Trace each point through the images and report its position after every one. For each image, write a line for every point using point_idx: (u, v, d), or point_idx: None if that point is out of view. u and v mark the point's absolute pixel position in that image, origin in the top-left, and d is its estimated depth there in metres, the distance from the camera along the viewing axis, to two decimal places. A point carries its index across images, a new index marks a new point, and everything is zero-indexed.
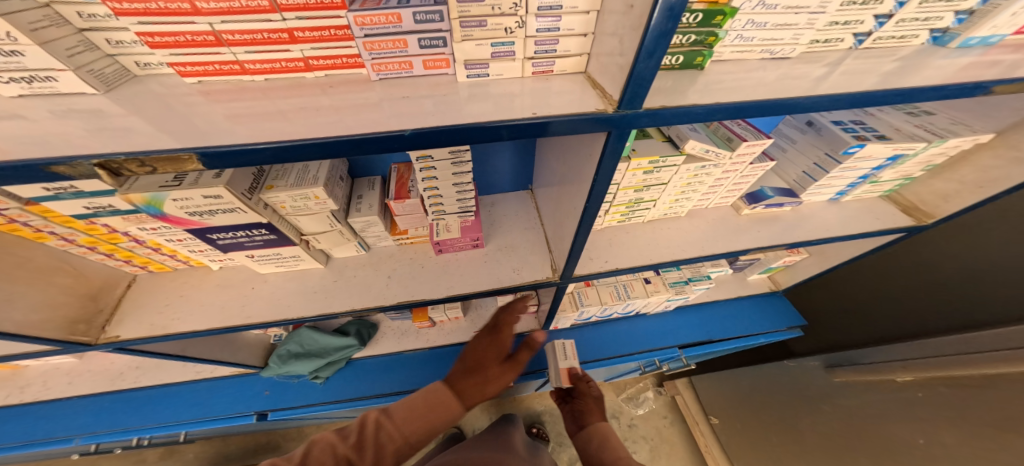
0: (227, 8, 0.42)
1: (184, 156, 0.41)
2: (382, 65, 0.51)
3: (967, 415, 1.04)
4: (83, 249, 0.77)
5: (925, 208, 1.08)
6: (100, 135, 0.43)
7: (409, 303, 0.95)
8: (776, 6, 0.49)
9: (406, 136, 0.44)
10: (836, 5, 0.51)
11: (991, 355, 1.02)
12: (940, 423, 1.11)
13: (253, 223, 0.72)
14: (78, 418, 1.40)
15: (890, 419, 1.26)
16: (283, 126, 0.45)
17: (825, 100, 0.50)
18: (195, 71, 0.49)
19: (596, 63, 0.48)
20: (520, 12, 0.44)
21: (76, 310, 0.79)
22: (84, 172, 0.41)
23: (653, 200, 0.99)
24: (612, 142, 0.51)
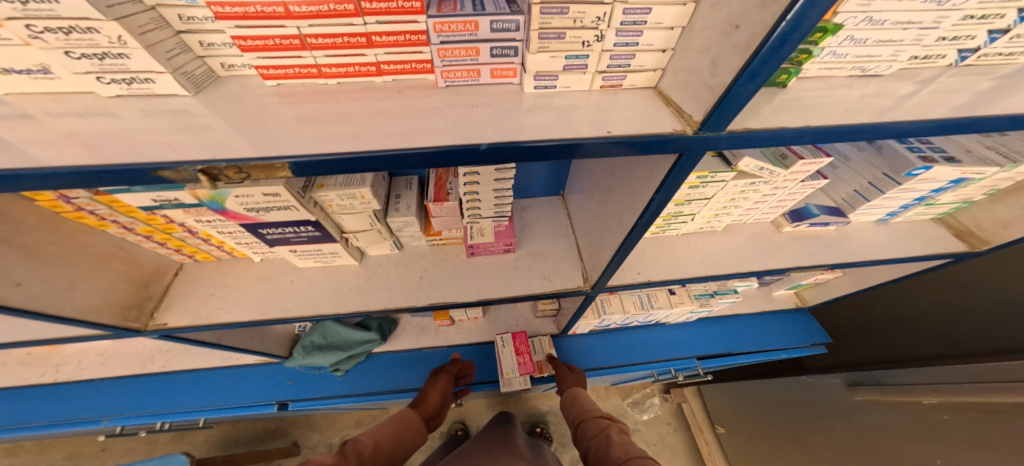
0: (318, 11, 0.42)
1: (276, 164, 0.41)
2: (450, 72, 0.51)
3: (987, 441, 1.07)
4: (140, 237, 0.80)
5: (981, 235, 1.04)
6: (188, 136, 0.44)
7: (442, 305, 0.96)
8: (884, 20, 0.46)
9: (482, 150, 0.44)
10: (954, 19, 0.47)
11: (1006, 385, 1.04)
12: (958, 446, 1.14)
13: (301, 220, 0.74)
14: (110, 398, 1.46)
15: (911, 439, 1.28)
16: (362, 132, 0.46)
17: (918, 126, 0.48)
18: (276, 74, 0.49)
19: (672, 80, 0.48)
20: (601, 26, 0.44)
21: (129, 296, 0.82)
22: (186, 177, 0.42)
23: (692, 213, 0.97)
24: (682, 162, 0.49)
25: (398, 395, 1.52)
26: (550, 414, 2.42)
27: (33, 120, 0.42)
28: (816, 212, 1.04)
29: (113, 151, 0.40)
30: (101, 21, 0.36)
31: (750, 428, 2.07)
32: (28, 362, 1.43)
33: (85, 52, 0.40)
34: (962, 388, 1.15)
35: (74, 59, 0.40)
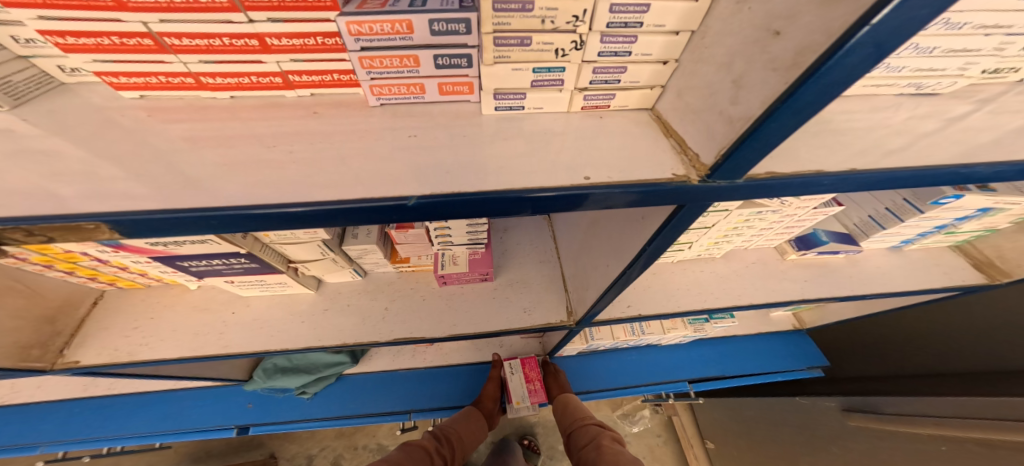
0: (164, 3, 0.31)
1: (89, 225, 0.29)
2: (384, 87, 0.39)
3: None
4: (40, 267, 0.65)
5: (1004, 266, 0.95)
6: (13, 166, 0.32)
7: (407, 341, 0.84)
8: (964, 24, 0.34)
9: (410, 207, 0.32)
10: None
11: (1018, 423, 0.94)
12: None
13: (230, 253, 0.61)
14: (48, 424, 1.32)
15: None
16: (256, 166, 0.34)
17: (988, 170, 0.37)
18: (132, 84, 0.39)
19: (674, 102, 0.38)
20: (580, 29, 0.32)
21: (30, 335, 0.67)
22: None
23: (689, 242, 0.87)
24: (682, 214, 0.39)
25: (370, 418, 1.40)
26: (537, 426, 2.33)
27: None
28: (824, 239, 0.95)
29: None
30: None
31: (741, 444, 2.00)
32: None
33: None
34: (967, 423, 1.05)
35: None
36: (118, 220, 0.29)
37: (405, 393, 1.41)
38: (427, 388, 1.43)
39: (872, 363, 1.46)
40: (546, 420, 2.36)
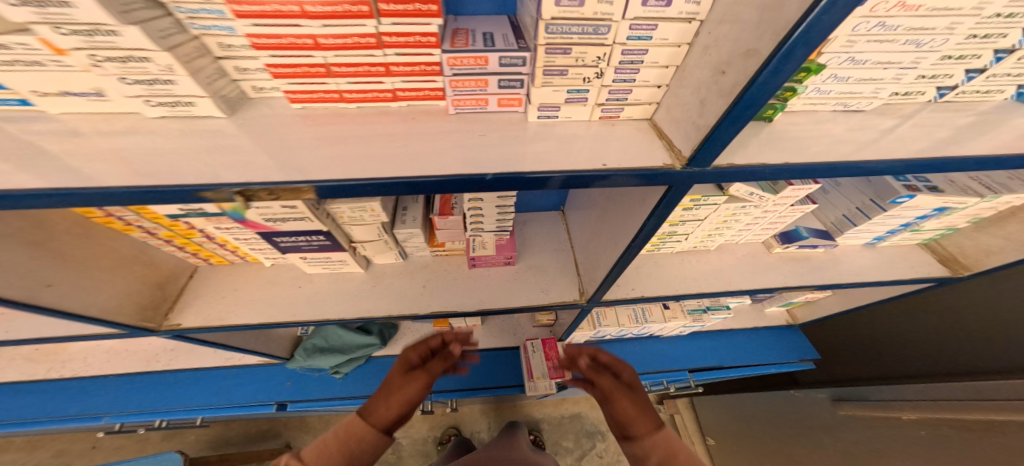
0: (343, 44, 0.46)
1: (303, 187, 0.44)
2: (460, 101, 0.55)
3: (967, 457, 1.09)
4: (161, 242, 0.82)
5: (965, 261, 1.06)
6: (212, 153, 0.47)
7: (441, 314, 0.99)
8: (865, 61, 0.49)
9: (487, 180, 0.47)
10: (930, 61, 0.50)
11: (1001, 403, 1.06)
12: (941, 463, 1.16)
13: (316, 230, 0.78)
14: (111, 396, 1.49)
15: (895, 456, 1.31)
16: (371, 155, 0.50)
17: (892, 165, 0.51)
18: (302, 98, 0.53)
19: (665, 114, 0.53)
20: (600, 65, 0.48)
21: (147, 298, 0.84)
22: (222, 197, 0.45)
23: (686, 233, 1.01)
24: (671, 195, 0.54)
25: None
26: (543, 422, 2.43)
27: (77, 137, 0.46)
28: (805, 234, 1.07)
29: (154, 169, 0.44)
30: (153, 50, 0.39)
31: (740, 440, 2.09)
32: (36, 357, 1.47)
33: (139, 79, 0.43)
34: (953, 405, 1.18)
35: (127, 84, 0.43)
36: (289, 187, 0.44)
37: None
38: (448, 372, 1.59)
39: (865, 360, 1.55)
40: (551, 417, 2.45)
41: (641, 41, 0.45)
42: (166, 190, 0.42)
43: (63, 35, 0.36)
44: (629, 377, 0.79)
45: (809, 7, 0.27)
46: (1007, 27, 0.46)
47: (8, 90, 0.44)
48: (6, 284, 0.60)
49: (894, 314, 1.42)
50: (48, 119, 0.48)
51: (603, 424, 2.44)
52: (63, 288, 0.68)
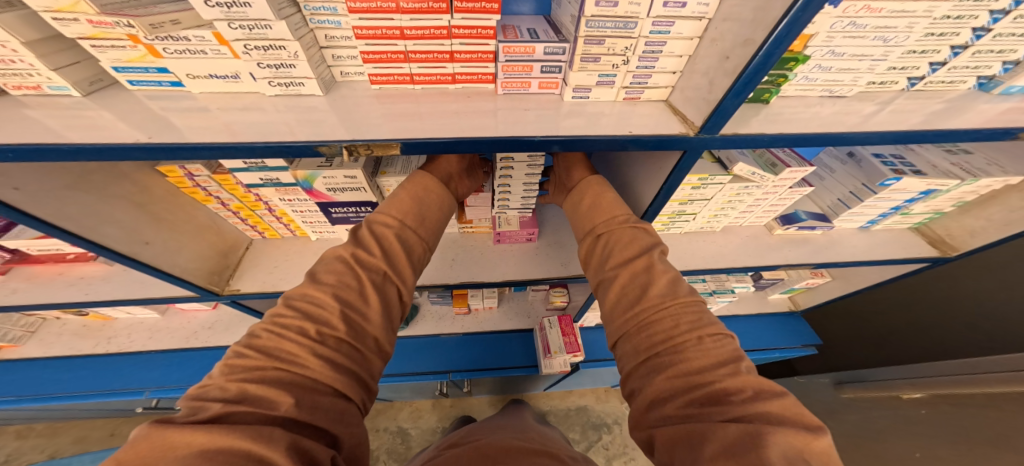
0: (422, 35, 0.59)
1: (393, 144, 0.57)
2: (508, 83, 0.66)
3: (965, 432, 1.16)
4: (229, 213, 0.96)
5: (952, 242, 1.13)
6: (310, 125, 0.59)
7: (470, 283, 1.09)
8: (844, 53, 0.59)
9: (536, 141, 0.58)
10: (898, 53, 0.60)
11: (989, 377, 1.14)
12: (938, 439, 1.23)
13: (367, 201, 0.88)
14: (150, 371, 1.57)
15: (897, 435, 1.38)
16: (434, 127, 0.60)
17: (871, 136, 0.60)
18: (382, 80, 0.66)
19: (680, 95, 0.62)
20: (627, 54, 0.58)
21: (214, 263, 0.96)
22: (332, 152, 0.57)
23: (694, 213, 1.10)
24: (685, 159, 0.64)
25: (416, 377, 1.66)
26: (550, 414, 2.45)
27: (210, 113, 0.60)
28: (803, 216, 1.16)
29: (268, 136, 0.56)
30: (290, 40, 0.55)
31: None
32: (86, 332, 1.58)
33: (270, 63, 0.59)
34: (942, 381, 1.27)
35: (261, 68, 0.59)
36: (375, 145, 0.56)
37: (446, 353, 1.67)
38: (467, 351, 1.67)
39: (862, 348, 1.58)
40: (558, 409, 2.48)
41: (661, 34, 0.55)
42: (298, 145, 0.55)
43: (232, 29, 0.53)
44: (584, 166, 0.89)
45: (793, 4, 0.37)
46: (962, 23, 0.57)
47: (171, 73, 0.60)
48: (118, 239, 0.74)
49: (879, 301, 1.48)
50: (190, 97, 0.63)
51: (609, 416, 2.47)
52: (156, 247, 0.82)
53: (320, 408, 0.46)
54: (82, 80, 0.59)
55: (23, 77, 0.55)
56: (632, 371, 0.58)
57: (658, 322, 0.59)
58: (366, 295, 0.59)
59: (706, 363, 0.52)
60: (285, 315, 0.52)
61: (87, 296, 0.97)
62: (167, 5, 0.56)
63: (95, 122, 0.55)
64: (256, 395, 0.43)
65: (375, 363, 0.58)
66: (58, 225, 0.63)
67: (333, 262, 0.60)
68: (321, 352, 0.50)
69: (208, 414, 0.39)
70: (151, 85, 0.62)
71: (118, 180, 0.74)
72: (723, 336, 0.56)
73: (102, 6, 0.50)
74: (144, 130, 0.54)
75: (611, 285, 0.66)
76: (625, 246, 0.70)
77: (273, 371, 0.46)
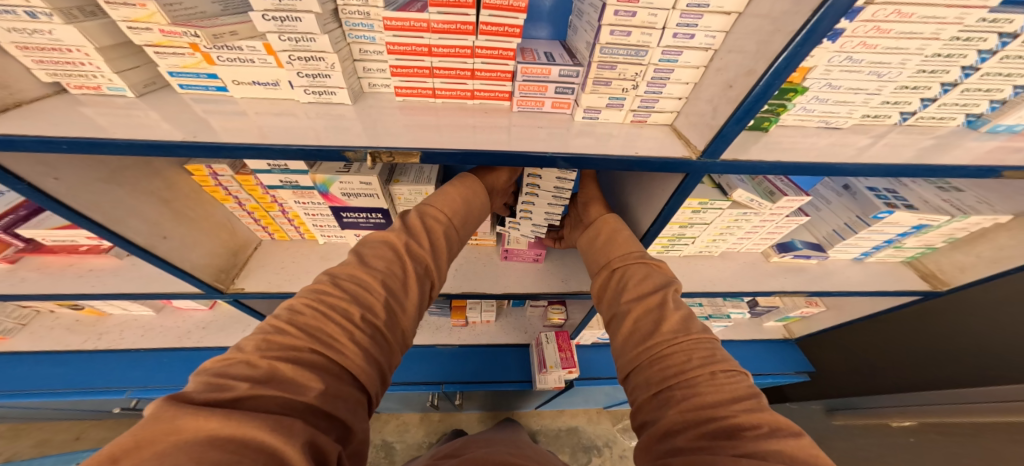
0: (448, 53, 0.64)
1: (413, 153, 0.60)
2: (523, 101, 0.71)
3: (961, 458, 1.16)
4: (244, 213, 0.99)
5: (943, 277, 1.14)
6: (335, 131, 0.63)
7: (471, 294, 1.10)
8: (839, 87, 0.63)
9: (546, 157, 0.61)
10: (889, 89, 0.64)
11: (988, 405, 1.15)
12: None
13: (378, 208, 0.91)
14: (136, 371, 1.54)
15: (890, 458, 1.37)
16: (453, 139, 0.64)
17: (864, 168, 0.63)
18: (406, 93, 0.71)
19: (685, 120, 0.66)
20: (637, 79, 0.63)
21: (223, 261, 0.97)
22: (356, 158, 0.60)
23: (693, 237, 1.11)
24: (687, 182, 0.67)
25: (406, 388, 1.63)
26: (540, 434, 2.38)
27: (246, 116, 0.64)
28: (799, 245, 1.17)
29: (299, 140, 0.59)
30: (329, 52, 0.60)
31: None
32: (75, 328, 1.55)
33: (308, 73, 0.63)
34: (929, 410, 1.30)
35: (299, 77, 0.63)
36: (394, 151, 0.59)
37: (438, 366, 1.66)
38: (461, 365, 1.66)
39: (856, 378, 1.56)
40: (549, 429, 2.41)
41: (669, 62, 0.59)
42: (326, 149, 0.58)
43: (282, 41, 0.58)
44: (601, 202, 0.99)
45: (792, 39, 0.41)
46: (951, 61, 0.61)
47: (216, 78, 0.64)
48: (138, 231, 0.76)
49: (870, 333, 1.48)
50: (232, 101, 0.67)
51: (599, 438, 2.40)
52: (172, 242, 0.84)
53: (341, 397, 0.50)
54: (138, 82, 0.64)
55: (87, 78, 0.60)
56: (644, 403, 0.62)
57: (671, 356, 0.63)
58: (407, 285, 0.69)
59: (719, 399, 0.54)
60: (331, 297, 0.59)
61: (93, 289, 0.98)
62: (229, 18, 0.61)
63: (140, 121, 0.59)
64: (287, 376, 0.47)
65: (394, 352, 0.64)
66: (86, 214, 0.66)
67: (385, 250, 0.70)
68: (357, 337, 0.57)
69: (231, 396, 0.41)
70: (199, 89, 0.66)
71: (149, 177, 0.79)
72: (735, 373, 0.59)
73: (173, 16, 0.56)
74: (186, 130, 0.58)
75: (625, 318, 0.73)
76: (639, 281, 0.77)
77: (309, 353, 0.51)
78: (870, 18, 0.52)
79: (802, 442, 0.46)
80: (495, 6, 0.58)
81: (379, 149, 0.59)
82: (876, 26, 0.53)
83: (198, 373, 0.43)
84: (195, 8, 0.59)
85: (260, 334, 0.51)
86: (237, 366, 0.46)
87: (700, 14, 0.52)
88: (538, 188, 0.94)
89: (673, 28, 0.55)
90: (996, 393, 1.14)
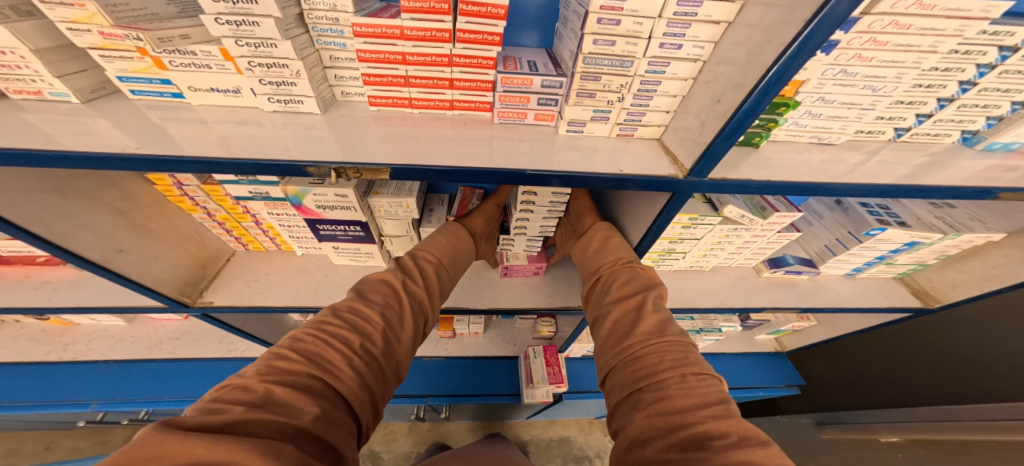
0: (423, 62, 0.60)
1: (382, 169, 0.55)
2: (504, 112, 0.67)
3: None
4: (215, 224, 0.94)
5: (934, 293, 1.12)
6: (300, 141, 0.59)
7: (455, 309, 1.05)
8: (834, 101, 0.60)
9: (526, 174, 0.57)
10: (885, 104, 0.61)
11: (989, 423, 1.08)
12: None
13: (355, 220, 0.87)
14: (101, 384, 1.46)
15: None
16: (424, 153, 0.59)
17: (856, 187, 0.61)
18: (381, 103, 0.67)
19: (672, 134, 0.63)
20: (622, 91, 0.59)
21: (189, 274, 0.92)
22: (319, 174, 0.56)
23: (684, 252, 1.08)
24: (674, 200, 0.63)
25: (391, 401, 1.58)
26: (530, 444, 2.34)
27: (205, 124, 0.59)
28: (790, 260, 1.14)
29: (258, 153, 0.55)
30: (293, 59, 0.56)
31: None
32: (38, 338, 1.47)
33: (272, 80, 0.59)
34: (915, 426, 1.26)
35: (262, 84, 0.59)
36: (358, 165, 0.55)
37: (424, 378, 1.61)
38: (448, 378, 1.61)
39: (848, 392, 1.55)
40: (540, 440, 2.36)
41: (656, 74, 0.56)
42: (287, 164, 0.54)
43: (239, 46, 0.54)
44: (594, 212, 0.96)
45: (784, 51, 0.38)
46: (949, 75, 0.58)
47: (172, 85, 0.60)
48: (92, 247, 0.72)
49: (868, 347, 1.47)
50: (190, 108, 0.62)
51: (590, 449, 2.36)
52: (130, 256, 0.79)
53: (335, 422, 0.47)
54: (84, 87, 0.59)
55: (26, 82, 0.55)
56: (618, 405, 0.60)
57: (645, 358, 0.62)
58: (404, 319, 0.67)
59: (689, 403, 0.52)
60: (332, 325, 0.58)
61: (49, 301, 0.91)
62: (182, 20, 0.58)
63: (90, 129, 0.54)
64: (284, 400, 0.45)
65: (390, 384, 0.62)
66: (28, 228, 0.61)
67: (383, 286, 0.69)
68: (355, 364, 0.55)
69: (225, 419, 0.39)
70: (153, 95, 0.62)
71: (103, 187, 0.75)
72: (706, 377, 0.57)
73: (117, 18, 0.52)
74: (138, 139, 0.54)
75: (606, 320, 0.74)
76: (621, 285, 0.77)
77: (307, 378, 0.49)
78: (866, 29, 0.48)
79: (770, 453, 0.43)
80: (472, 12, 0.55)
81: (340, 164, 0.54)
82: (874, 37, 0.49)
83: (196, 402, 0.42)
84: (146, 9, 0.56)
85: (262, 360, 0.50)
86: (236, 390, 0.44)
87: (687, 23, 0.49)
88: (533, 204, 0.91)
89: (659, 37, 0.52)
90: (984, 410, 1.11)
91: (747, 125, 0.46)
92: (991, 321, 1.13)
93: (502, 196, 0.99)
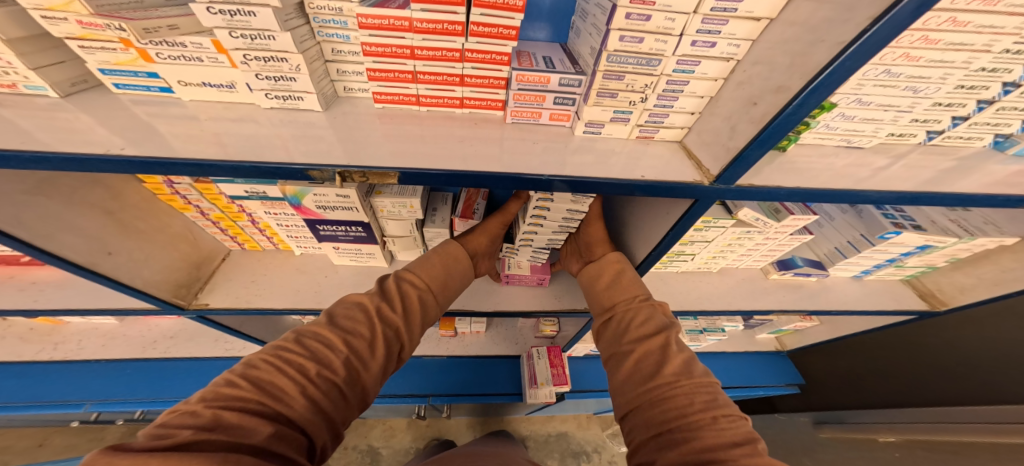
0: (433, 56, 0.56)
1: (390, 173, 0.52)
2: (518, 112, 0.64)
3: None
4: (209, 223, 0.90)
5: (942, 296, 1.11)
6: (300, 142, 0.55)
7: (460, 312, 1.03)
8: (871, 103, 0.57)
9: (545, 179, 0.54)
10: (924, 105, 0.58)
11: (989, 426, 1.11)
12: None
13: (357, 221, 0.83)
14: (93, 385, 1.44)
15: None
16: (434, 154, 0.56)
17: (888, 193, 0.58)
18: (386, 99, 0.63)
19: (696, 137, 0.60)
20: (646, 91, 0.56)
21: (183, 276, 0.88)
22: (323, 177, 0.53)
23: (693, 253, 1.06)
24: (695, 208, 0.60)
25: (391, 401, 1.56)
26: (528, 440, 2.35)
27: (197, 122, 0.55)
28: (799, 262, 1.13)
29: (258, 154, 0.51)
30: (293, 53, 0.51)
31: None
32: (25, 337, 1.42)
33: (269, 75, 0.55)
34: (917, 428, 1.28)
35: (259, 79, 0.55)
36: (364, 168, 0.51)
37: (425, 377, 1.59)
38: (449, 377, 1.60)
39: (847, 391, 1.56)
40: (538, 435, 2.37)
41: (684, 73, 0.53)
42: (288, 167, 0.50)
43: (234, 38, 0.49)
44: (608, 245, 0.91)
45: (842, 50, 0.34)
46: (993, 77, 0.55)
47: (160, 79, 0.55)
48: (76, 248, 0.68)
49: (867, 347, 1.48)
50: (180, 104, 0.58)
51: (588, 444, 2.38)
52: (120, 258, 0.75)
53: (284, 450, 0.43)
54: (63, 80, 0.55)
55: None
56: (642, 447, 0.55)
57: (672, 399, 0.57)
58: (375, 347, 0.61)
59: (724, 446, 0.48)
60: (293, 350, 0.53)
61: (35, 304, 0.87)
62: (170, 9, 0.53)
63: (71, 126, 0.50)
64: (233, 423, 0.41)
65: (353, 412, 0.56)
66: (7, 232, 0.57)
67: (357, 310, 0.64)
68: (313, 389, 0.50)
69: (167, 443, 0.36)
70: (140, 89, 0.58)
71: (88, 187, 0.71)
72: (736, 420, 0.54)
73: (97, 6, 0.47)
74: (123, 138, 0.50)
75: (625, 358, 0.68)
76: (640, 323, 0.72)
77: (258, 404, 0.45)
78: (920, 26, 0.45)
79: None
80: (488, 4, 0.50)
81: (344, 167, 0.51)
82: (925, 36, 0.46)
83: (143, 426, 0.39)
84: None
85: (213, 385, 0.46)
86: (180, 416, 0.40)
87: (724, 20, 0.46)
88: (544, 218, 0.89)
89: (692, 34, 0.48)
90: (977, 413, 1.15)
91: (786, 131, 0.43)
92: (992, 321, 1.12)
93: (508, 213, 0.92)
